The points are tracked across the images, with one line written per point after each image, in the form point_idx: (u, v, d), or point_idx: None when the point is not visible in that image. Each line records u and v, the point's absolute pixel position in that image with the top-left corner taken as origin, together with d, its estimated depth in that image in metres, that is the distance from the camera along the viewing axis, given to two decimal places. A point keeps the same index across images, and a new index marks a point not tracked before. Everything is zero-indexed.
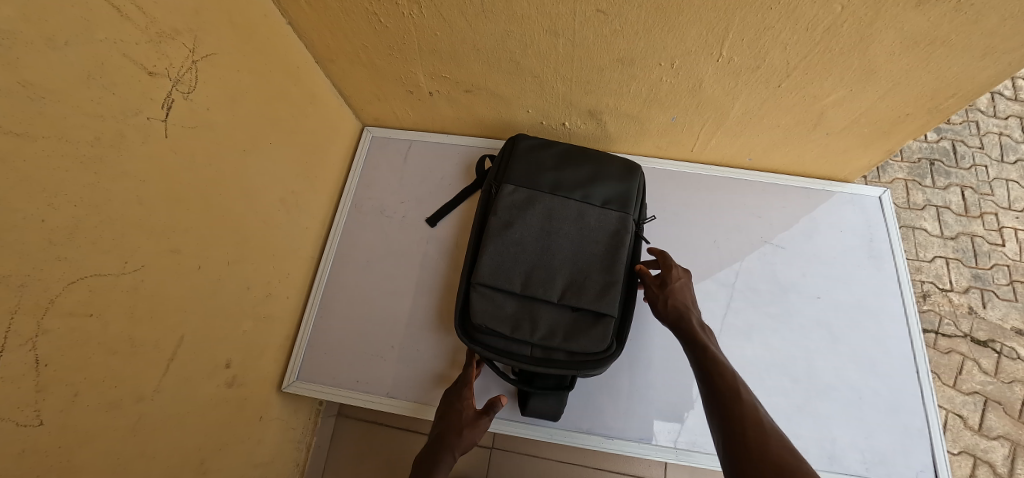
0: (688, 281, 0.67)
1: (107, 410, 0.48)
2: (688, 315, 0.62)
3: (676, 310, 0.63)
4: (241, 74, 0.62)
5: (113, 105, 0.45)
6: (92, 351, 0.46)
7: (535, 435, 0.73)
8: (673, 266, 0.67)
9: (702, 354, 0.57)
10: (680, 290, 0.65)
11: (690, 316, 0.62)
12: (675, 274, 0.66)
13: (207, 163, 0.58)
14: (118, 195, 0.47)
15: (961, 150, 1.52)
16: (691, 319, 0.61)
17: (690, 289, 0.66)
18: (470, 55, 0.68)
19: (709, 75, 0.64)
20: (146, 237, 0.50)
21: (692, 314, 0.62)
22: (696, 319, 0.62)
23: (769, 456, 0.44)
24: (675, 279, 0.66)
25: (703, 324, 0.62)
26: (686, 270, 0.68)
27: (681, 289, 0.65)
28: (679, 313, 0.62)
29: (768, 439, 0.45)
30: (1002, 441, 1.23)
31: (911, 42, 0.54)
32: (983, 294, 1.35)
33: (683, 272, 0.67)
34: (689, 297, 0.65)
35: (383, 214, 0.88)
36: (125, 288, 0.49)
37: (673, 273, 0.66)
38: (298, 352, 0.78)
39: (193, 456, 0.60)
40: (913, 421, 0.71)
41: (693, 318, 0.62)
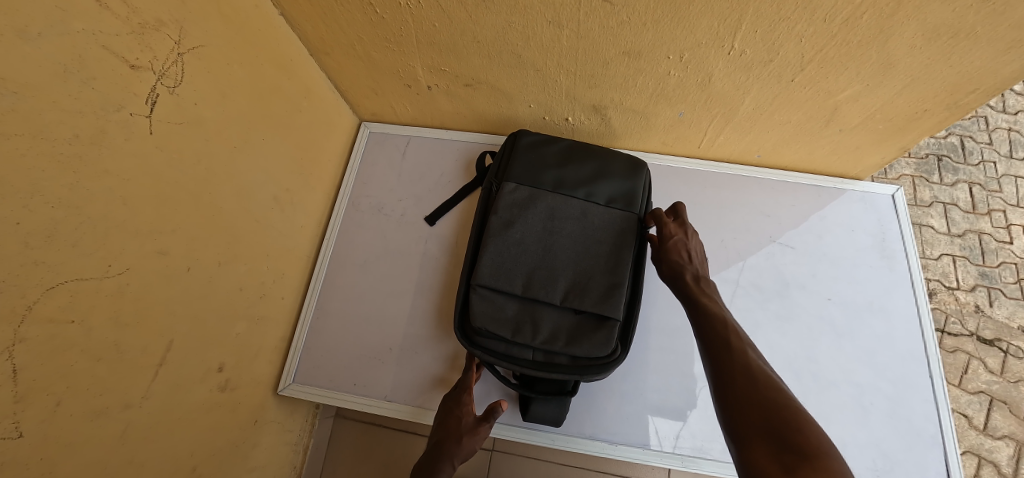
0: (686, 232, 0.63)
1: (92, 419, 0.46)
2: (682, 270, 0.59)
3: (669, 268, 0.61)
4: (232, 67, 0.60)
5: (93, 101, 0.43)
6: (75, 358, 0.44)
7: (537, 441, 0.71)
8: (663, 224, 0.66)
9: (696, 309, 0.54)
10: (674, 245, 0.63)
11: (685, 271, 0.59)
12: (666, 231, 0.65)
13: (196, 161, 0.55)
14: (99, 195, 0.44)
15: (969, 146, 1.49)
16: (685, 273, 0.59)
17: (689, 241, 0.63)
18: (470, 47, 0.65)
19: (719, 69, 0.61)
20: (131, 238, 0.48)
21: (688, 269, 0.59)
22: (692, 272, 0.59)
23: (757, 399, 0.42)
24: (666, 236, 0.64)
25: (699, 277, 0.58)
26: (682, 221, 0.65)
27: (673, 244, 0.63)
28: (672, 270, 0.61)
29: (758, 383, 0.44)
30: (1007, 441, 1.22)
31: (933, 35, 0.51)
32: (990, 292, 1.33)
33: (677, 226, 0.64)
34: (688, 248, 0.62)
35: (381, 211, 0.85)
36: (110, 293, 0.46)
37: (664, 232, 0.65)
38: (294, 354, 0.77)
39: (184, 462, 0.59)
40: (926, 427, 0.69)
41: (687, 273, 0.59)
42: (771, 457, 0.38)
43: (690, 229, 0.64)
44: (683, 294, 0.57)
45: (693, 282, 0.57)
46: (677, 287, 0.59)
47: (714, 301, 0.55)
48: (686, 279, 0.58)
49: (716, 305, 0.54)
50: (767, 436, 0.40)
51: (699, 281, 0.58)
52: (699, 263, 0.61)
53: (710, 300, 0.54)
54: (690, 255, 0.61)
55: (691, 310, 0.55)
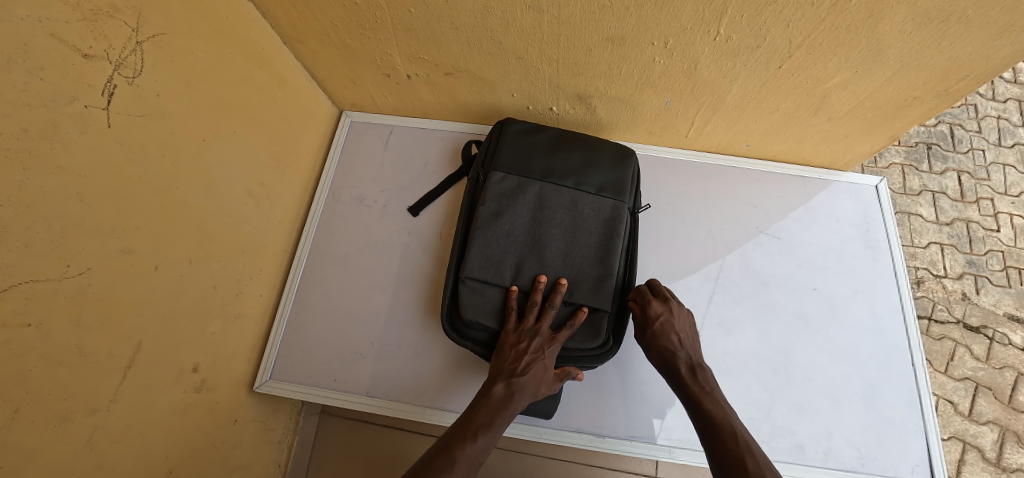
0: (670, 311, 0.64)
1: (55, 425, 0.45)
2: (676, 362, 0.61)
3: (659, 355, 0.62)
4: (197, 55, 0.57)
5: (41, 93, 0.40)
6: (33, 363, 0.42)
7: (524, 435, 0.70)
8: (647, 302, 0.65)
9: (704, 418, 0.55)
10: (661, 327, 0.63)
11: (678, 361, 0.61)
12: (652, 312, 0.64)
13: (160, 154, 0.53)
14: (54, 192, 0.42)
15: (958, 134, 1.48)
16: (678, 364, 0.61)
17: (676, 320, 0.64)
18: (449, 34, 0.63)
19: (705, 56, 0.59)
20: (92, 237, 0.46)
21: (680, 357, 0.62)
22: (685, 360, 0.61)
23: None
24: (653, 317, 0.63)
25: (694, 367, 0.61)
26: (664, 299, 0.65)
27: (660, 326, 0.63)
28: (667, 359, 0.62)
29: None
30: (992, 426, 1.23)
31: (924, 19, 0.50)
32: (977, 280, 1.34)
33: (661, 304, 0.65)
34: (674, 330, 0.63)
35: (362, 203, 0.83)
36: (69, 294, 0.44)
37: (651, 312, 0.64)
38: (271, 350, 0.75)
39: (158, 465, 0.57)
40: (909, 416, 0.69)
41: (682, 366, 0.61)
42: None
43: (673, 305, 0.65)
44: (683, 391, 0.59)
45: (688, 377, 0.60)
46: (680, 389, 0.60)
47: (720, 409, 0.56)
48: (682, 373, 0.60)
49: (718, 405, 0.56)
50: None
51: (694, 373, 0.60)
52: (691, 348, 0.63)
53: (712, 404, 0.56)
54: (680, 338, 0.63)
55: (698, 416, 0.56)
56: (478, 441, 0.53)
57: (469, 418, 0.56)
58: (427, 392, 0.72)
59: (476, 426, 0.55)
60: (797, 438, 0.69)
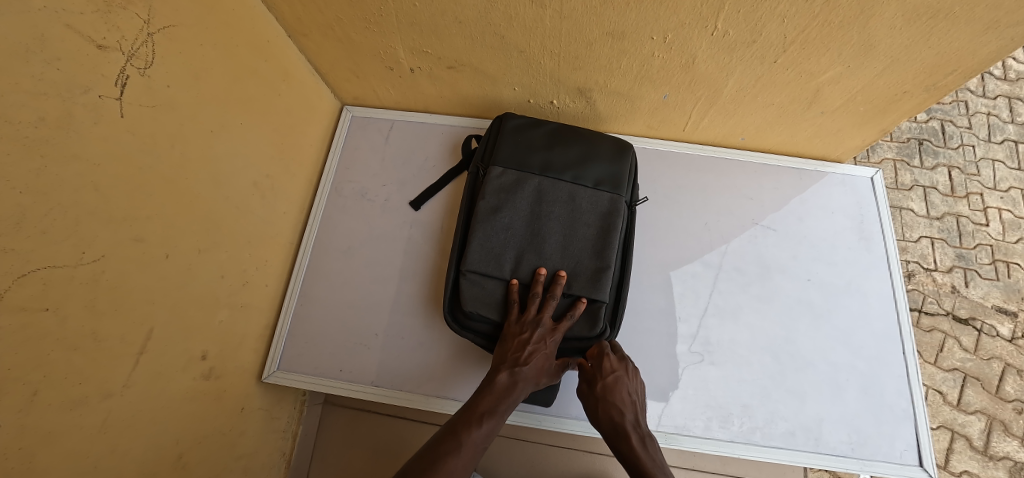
0: (623, 370, 0.64)
1: (70, 409, 0.46)
2: (628, 430, 0.60)
3: (611, 418, 0.61)
4: (205, 48, 0.58)
5: (57, 82, 0.41)
6: (51, 347, 0.43)
7: (525, 422, 0.72)
8: (603, 355, 0.64)
9: None
10: (614, 386, 0.62)
11: (630, 429, 0.60)
12: (608, 365, 0.63)
13: (170, 145, 0.54)
14: (69, 180, 0.43)
15: (949, 130, 1.51)
16: (629, 432, 0.59)
17: (629, 380, 0.63)
18: (452, 28, 0.64)
19: (703, 50, 0.61)
20: (105, 225, 0.47)
21: (631, 423, 0.60)
22: (634, 427, 0.60)
23: None
24: (607, 373, 0.63)
25: (645, 437, 0.60)
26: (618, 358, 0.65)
27: (614, 382, 0.62)
28: (615, 423, 0.60)
29: None
30: (979, 415, 1.27)
31: (913, 15, 0.51)
32: (966, 273, 1.37)
33: (617, 361, 0.64)
34: (627, 390, 0.62)
35: (365, 197, 0.84)
36: (84, 281, 0.45)
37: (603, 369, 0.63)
38: (277, 341, 0.76)
39: (168, 451, 0.59)
40: (899, 402, 0.72)
41: (632, 434, 0.59)
42: None
43: (628, 364, 0.65)
44: (633, 466, 0.57)
45: (639, 447, 0.58)
46: (628, 462, 0.58)
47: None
48: (633, 443, 0.58)
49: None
50: None
51: (644, 444, 0.59)
52: (641, 417, 0.62)
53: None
54: (631, 400, 0.62)
55: None
56: (482, 427, 0.56)
57: (473, 406, 0.58)
58: (430, 381, 0.73)
59: (479, 414, 0.57)
60: (788, 424, 0.71)
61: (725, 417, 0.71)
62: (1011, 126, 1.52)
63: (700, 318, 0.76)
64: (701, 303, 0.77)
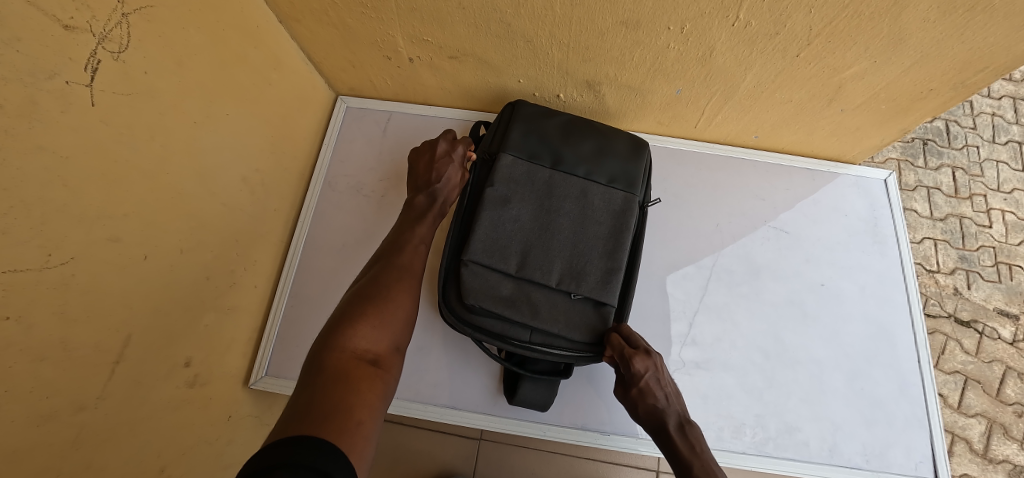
0: (653, 366, 0.59)
1: (38, 424, 0.42)
2: (664, 419, 0.58)
3: (647, 414, 0.59)
4: (188, 31, 0.53)
5: (17, 65, 0.36)
6: (14, 359, 0.39)
7: (529, 432, 0.69)
8: (630, 357, 0.58)
9: None
10: (646, 384, 0.59)
11: (666, 417, 0.58)
12: (637, 368, 0.58)
13: (149, 136, 0.49)
14: (34, 176, 0.39)
15: (954, 130, 1.49)
16: (667, 421, 0.58)
17: (661, 375, 0.59)
18: (455, 15, 0.60)
19: (721, 42, 0.58)
20: (75, 225, 0.43)
21: (668, 414, 0.58)
22: (673, 416, 0.58)
23: None
24: (639, 373, 0.58)
25: (683, 424, 0.58)
26: (449, 143, 0.72)
27: (647, 383, 0.59)
28: (654, 416, 0.58)
29: None
30: (980, 418, 1.26)
31: (949, 8, 0.48)
32: (969, 275, 1.35)
33: (645, 358, 0.58)
34: (660, 384, 0.59)
35: (361, 192, 0.80)
36: (51, 286, 0.41)
37: (456, 152, 0.71)
38: (265, 345, 0.72)
39: (150, 463, 0.55)
40: (914, 412, 0.70)
41: (670, 423, 0.58)
42: None
43: (656, 359, 0.59)
44: (672, 452, 0.56)
45: (677, 436, 0.56)
46: (669, 450, 0.56)
47: (709, 470, 0.52)
48: (671, 431, 0.57)
49: (706, 468, 0.53)
50: None
51: (683, 430, 0.57)
52: (678, 403, 0.60)
53: (701, 467, 0.53)
54: (666, 393, 0.59)
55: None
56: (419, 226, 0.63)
57: (406, 221, 0.64)
58: (428, 388, 0.70)
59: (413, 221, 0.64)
60: (802, 434, 0.68)
61: (738, 426, 0.69)
62: (1015, 127, 1.50)
63: (689, 327, 0.73)
64: (691, 303, 0.74)
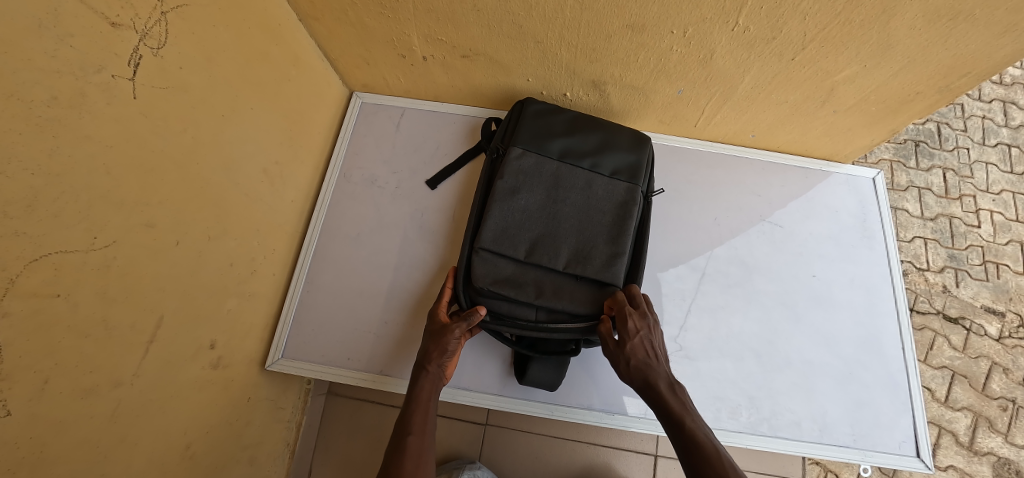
0: (643, 328, 0.61)
1: (81, 397, 0.45)
2: (655, 378, 0.59)
3: (639, 373, 0.59)
4: (217, 29, 0.56)
5: (70, 59, 0.39)
6: (61, 335, 0.42)
7: (535, 412, 0.72)
8: (625, 318, 0.61)
9: (682, 436, 0.53)
10: (638, 343, 0.61)
11: (657, 377, 0.59)
12: (630, 326, 0.60)
13: (181, 128, 0.52)
14: (82, 163, 0.41)
15: (945, 133, 1.53)
16: (658, 380, 0.58)
17: (652, 335, 0.62)
18: (469, 16, 0.63)
19: (722, 46, 0.61)
20: (116, 210, 0.45)
21: (658, 372, 0.59)
22: (664, 376, 0.59)
23: None
24: (630, 333, 0.61)
25: (673, 384, 0.58)
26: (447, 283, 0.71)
27: (638, 342, 0.60)
28: (644, 375, 0.59)
29: None
30: (966, 412, 1.30)
31: (933, 16, 0.52)
32: (957, 273, 1.40)
33: (639, 319, 0.61)
34: (651, 343, 0.61)
35: (374, 184, 0.83)
36: (95, 266, 0.44)
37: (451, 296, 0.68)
38: (283, 329, 0.75)
39: (177, 439, 0.58)
40: (899, 396, 0.73)
41: (661, 382, 0.58)
42: None
43: (650, 320, 0.62)
44: (662, 409, 0.56)
45: (668, 393, 0.57)
46: (658, 407, 0.57)
47: (697, 425, 0.54)
48: (661, 389, 0.58)
49: (697, 423, 0.54)
50: None
51: (673, 389, 0.58)
52: (666, 364, 0.61)
53: (692, 422, 0.54)
54: (655, 352, 0.61)
55: (676, 435, 0.54)
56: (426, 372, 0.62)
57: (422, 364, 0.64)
58: None
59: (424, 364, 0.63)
60: (794, 416, 0.72)
61: (734, 408, 0.72)
62: (1005, 130, 1.54)
63: (687, 316, 0.77)
64: (690, 293, 0.78)
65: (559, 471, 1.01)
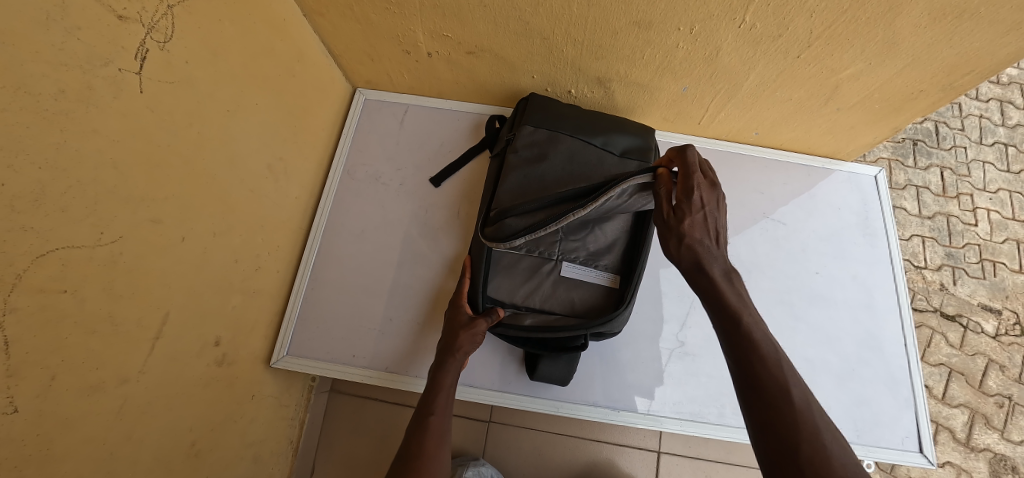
0: (708, 202, 0.54)
1: (88, 394, 0.44)
2: (710, 264, 0.51)
3: (692, 253, 0.52)
4: (223, 23, 0.55)
5: (78, 52, 0.39)
6: (68, 331, 0.42)
7: (541, 409, 0.72)
8: (693, 187, 0.53)
9: (737, 331, 0.47)
10: (698, 218, 0.53)
11: (711, 263, 0.51)
12: (696, 196, 0.53)
13: (187, 123, 0.52)
14: (90, 158, 0.41)
15: (943, 131, 1.54)
16: (711, 266, 0.51)
17: (714, 212, 0.53)
18: (476, 12, 0.62)
19: (727, 43, 0.61)
20: (123, 205, 0.45)
21: (712, 259, 0.52)
22: (720, 264, 0.52)
23: None
24: (694, 205, 0.53)
25: (729, 273, 0.51)
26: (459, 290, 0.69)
27: (699, 218, 0.53)
28: (697, 257, 0.51)
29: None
30: (962, 409, 1.31)
31: (938, 15, 0.52)
32: (955, 271, 1.41)
33: (705, 193, 0.53)
34: (712, 221, 0.53)
35: (378, 181, 0.83)
36: (102, 262, 0.44)
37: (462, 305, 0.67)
38: (287, 326, 0.75)
39: (182, 436, 0.58)
40: (901, 391, 0.74)
41: (717, 269, 0.51)
42: None
43: (716, 196, 0.54)
44: (713, 294, 0.50)
45: (723, 282, 0.50)
46: (707, 294, 0.50)
47: (755, 323, 0.47)
48: (715, 276, 0.50)
49: (755, 318, 0.48)
50: None
51: (728, 279, 0.51)
52: (724, 249, 0.53)
53: (750, 318, 0.47)
54: (715, 233, 0.53)
55: (728, 328, 0.47)
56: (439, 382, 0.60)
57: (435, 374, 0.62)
58: None
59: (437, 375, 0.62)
60: None
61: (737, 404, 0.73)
62: (1002, 129, 1.55)
63: (691, 312, 0.77)
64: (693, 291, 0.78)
65: (562, 467, 1.01)
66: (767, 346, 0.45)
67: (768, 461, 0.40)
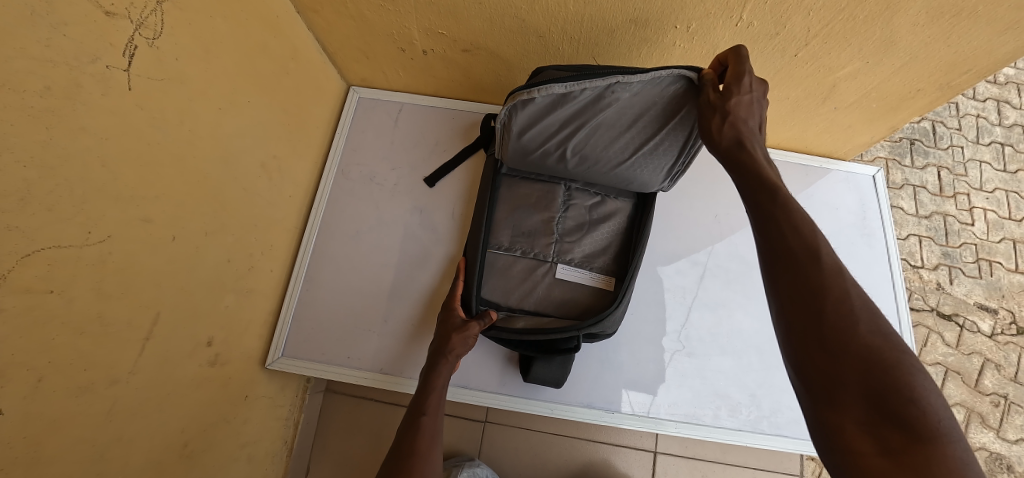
0: (758, 89, 0.49)
1: (77, 395, 0.44)
2: (751, 147, 0.48)
3: (735, 134, 0.48)
4: (214, 20, 0.55)
5: (64, 49, 0.38)
6: (56, 332, 0.41)
7: (536, 411, 0.72)
8: (742, 73, 0.48)
9: (774, 203, 0.44)
10: (744, 101, 0.48)
11: (754, 147, 0.48)
12: (745, 81, 0.48)
13: (178, 121, 0.51)
14: (78, 156, 0.40)
15: (940, 131, 1.54)
16: (754, 148, 0.48)
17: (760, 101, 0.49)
18: (472, 9, 0.62)
19: (724, 41, 0.61)
20: (112, 203, 0.45)
21: (753, 141, 0.48)
22: (761, 149, 0.48)
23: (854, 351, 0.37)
24: (743, 90, 0.48)
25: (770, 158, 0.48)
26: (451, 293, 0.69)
27: (745, 101, 0.49)
28: (740, 136, 0.48)
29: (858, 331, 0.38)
30: (959, 408, 1.32)
31: (936, 13, 0.52)
32: (951, 271, 1.41)
33: (756, 82, 0.49)
34: (756, 111, 0.49)
35: (373, 180, 0.82)
36: (91, 262, 0.43)
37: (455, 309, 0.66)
38: (282, 327, 0.74)
39: (174, 436, 0.57)
40: None
41: (758, 150, 0.48)
42: (861, 426, 0.36)
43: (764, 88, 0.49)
44: (750, 170, 0.47)
45: (766, 166, 0.47)
46: (742, 171, 0.47)
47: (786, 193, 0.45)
48: (757, 156, 0.47)
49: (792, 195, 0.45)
50: (864, 397, 0.36)
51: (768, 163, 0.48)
52: (764, 137, 0.50)
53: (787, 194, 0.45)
54: (757, 122, 0.49)
55: (762, 201, 0.45)
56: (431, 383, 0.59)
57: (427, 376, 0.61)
58: None
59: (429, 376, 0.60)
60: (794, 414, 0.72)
61: (733, 406, 0.72)
62: (999, 129, 1.55)
63: (688, 313, 0.77)
64: (690, 292, 0.78)
65: (559, 467, 1.01)
66: (803, 221, 0.43)
67: (793, 328, 0.40)
